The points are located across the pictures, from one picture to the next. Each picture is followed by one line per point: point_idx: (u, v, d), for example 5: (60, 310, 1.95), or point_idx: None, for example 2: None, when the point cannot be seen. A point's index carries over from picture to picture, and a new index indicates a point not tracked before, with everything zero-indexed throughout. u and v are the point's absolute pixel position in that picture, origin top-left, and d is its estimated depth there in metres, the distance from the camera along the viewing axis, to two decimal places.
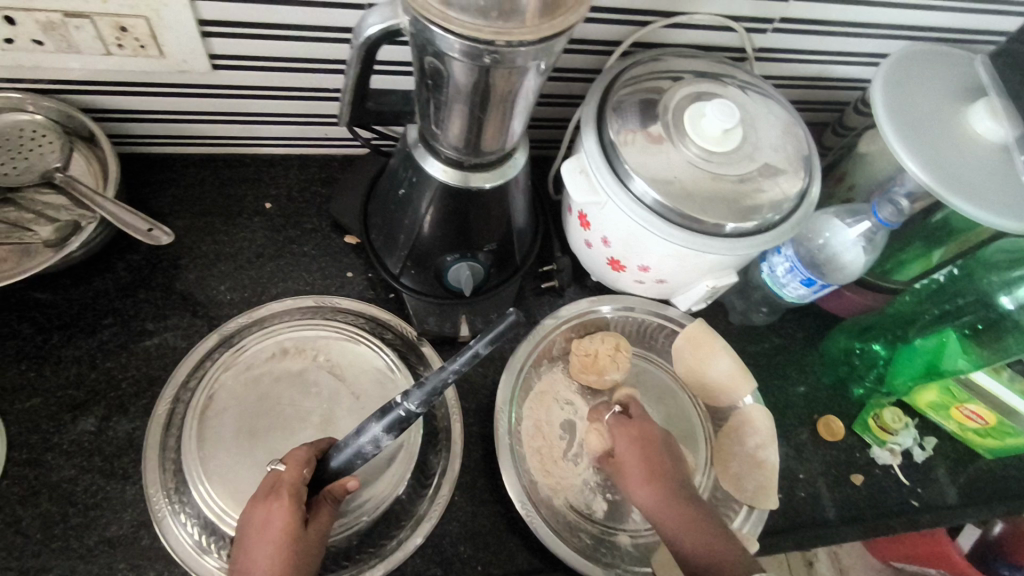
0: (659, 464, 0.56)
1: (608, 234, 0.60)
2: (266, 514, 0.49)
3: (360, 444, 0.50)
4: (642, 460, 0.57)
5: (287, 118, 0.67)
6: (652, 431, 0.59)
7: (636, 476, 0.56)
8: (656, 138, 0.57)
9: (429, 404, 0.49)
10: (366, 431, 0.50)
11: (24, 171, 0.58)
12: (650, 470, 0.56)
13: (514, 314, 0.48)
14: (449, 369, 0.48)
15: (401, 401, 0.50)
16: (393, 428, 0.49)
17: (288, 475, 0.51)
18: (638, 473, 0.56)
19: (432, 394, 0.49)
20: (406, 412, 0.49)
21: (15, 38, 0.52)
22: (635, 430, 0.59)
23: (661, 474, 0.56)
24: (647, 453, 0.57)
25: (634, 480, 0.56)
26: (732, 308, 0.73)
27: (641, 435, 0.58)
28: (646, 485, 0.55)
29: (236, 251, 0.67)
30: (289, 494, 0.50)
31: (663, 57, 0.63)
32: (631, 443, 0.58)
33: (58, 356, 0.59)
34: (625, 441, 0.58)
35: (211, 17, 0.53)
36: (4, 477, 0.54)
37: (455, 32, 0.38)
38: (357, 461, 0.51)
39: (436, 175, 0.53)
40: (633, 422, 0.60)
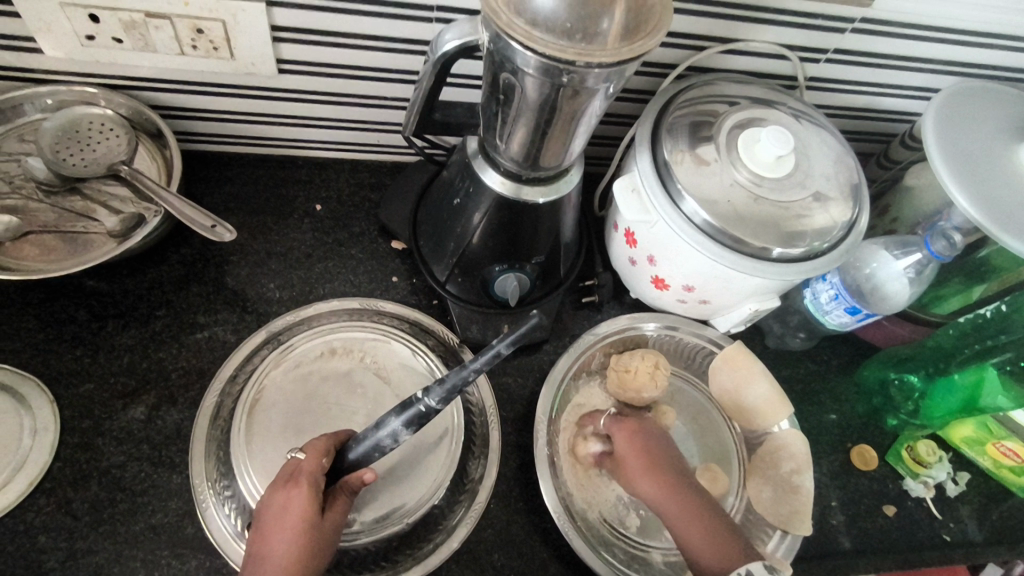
0: (657, 457, 0.59)
1: (655, 253, 0.61)
2: (285, 500, 0.50)
3: (378, 437, 0.51)
4: (642, 455, 0.59)
5: (344, 123, 0.68)
6: (651, 429, 0.61)
7: (636, 473, 0.58)
8: (706, 161, 0.59)
9: (447, 400, 0.50)
10: (384, 425, 0.51)
11: (91, 163, 0.60)
12: (649, 463, 0.58)
13: (537, 316, 0.49)
14: (470, 368, 0.49)
15: (421, 396, 0.50)
16: (411, 423, 0.50)
17: (307, 464, 0.52)
18: (636, 467, 0.58)
19: (451, 391, 0.50)
20: (425, 408, 0.50)
21: (96, 35, 0.54)
22: (634, 427, 0.61)
23: (660, 467, 0.58)
24: (645, 449, 0.59)
25: (634, 473, 0.58)
26: (770, 332, 0.74)
27: (639, 432, 0.61)
28: (643, 477, 0.57)
29: (286, 250, 0.68)
30: (307, 482, 0.51)
31: (717, 82, 0.64)
32: (629, 440, 0.60)
33: (113, 344, 0.61)
34: (624, 437, 0.60)
35: (284, 23, 0.55)
36: (57, 459, 0.55)
37: (536, 49, 0.39)
38: (374, 454, 0.52)
39: (493, 186, 0.54)
40: (631, 420, 0.62)
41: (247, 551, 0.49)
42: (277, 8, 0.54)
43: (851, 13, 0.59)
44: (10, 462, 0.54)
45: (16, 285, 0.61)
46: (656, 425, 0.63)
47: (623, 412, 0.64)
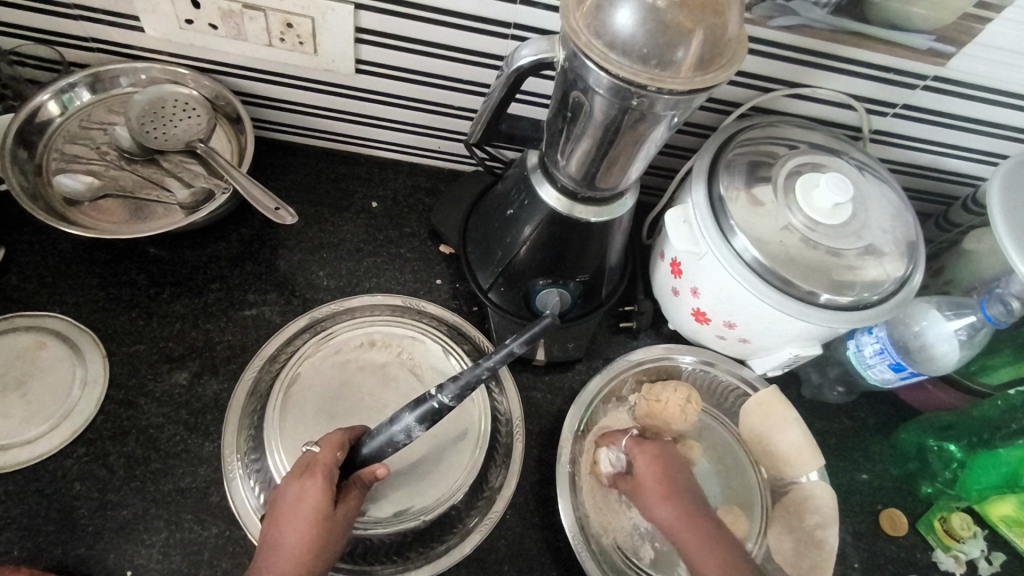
0: (676, 485, 0.58)
1: (700, 286, 0.61)
2: (299, 491, 0.51)
3: (392, 432, 0.52)
4: (660, 481, 0.58)
5: (410, 128, 0.71)
6: (672, 457, 0.60)
7: (655, 496, 0.57)
8: (760, 200, 0.59)
9: (460, 398, 0.52)
10: (398, 421, 0.52)
11: (171, 138, 0.63)
12: (667, 488, 0.58)
13: (548, 320, 0.54)
14: (484, 365, 0.51)
15: (435, 393, 0.52)
16: (425, 419, 0.51)
17: (322, 456, 0.52)
18: (656, 491, 0.58)
19: (464, 388, 0.51)
20: (439, 405, 0.52)
21: (195, 20, 0.58)
22: (656, 452, 0.60)
23: (678, 495, 0.57)
24: (665, 475, 0.58)
25: (652, 498, 0.57)
26: (807, 381, 0.72)
27: (661, 455, 0.60)
28: (663, 503, 0.57)
29: (338, 242, 0.71)
30: (322, 473, 0.51)
31: (780, 125, 0.64)
32: (652, 462, 0.59)
33: (166, 311, 0.63)
34: (645, 461, 0.59)
35: (368, 26, 0.58)
36: (101, 412, 0.58)
37: (610, 70, 0.40)
38: (387, 449, 0.53)
39: (549, 202, 0.56)
40: (652, 444, 0.61)
41: (261, 534, 0.51)
42: (363, 11, 0.57)
43: (924, 70, 0.59)
44: (59, 409, 0.56)
45: (86, 245, 0.65)
46: (674, 451, 0.62)
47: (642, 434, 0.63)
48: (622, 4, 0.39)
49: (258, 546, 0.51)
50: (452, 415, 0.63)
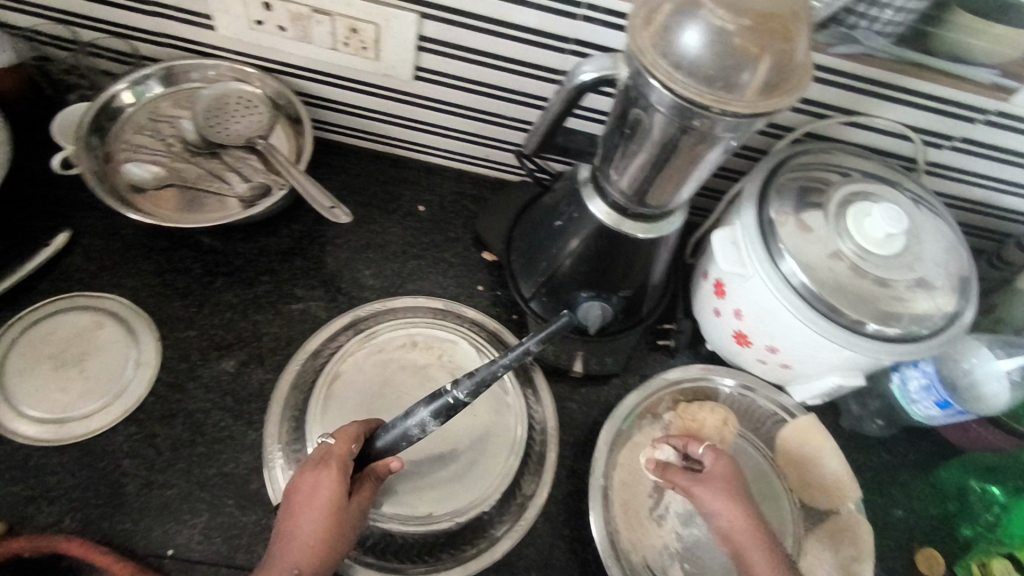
0: (744, 488, 0.56)
1: (743, 307, 0.61)
2: (314, 481, 0.51)
3: (406, 426, 0.53)
4: (730, 479, 0.56)
5: (462, 135, 0.72)
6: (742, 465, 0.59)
7: (723, 492, 0.55)
8: (809, 225, 0.59)
9: (474, 395, 0.53)
10: (412, 415, 0.53)
11: (233, 134, 0.66)
12: (742, 495, 0.55)
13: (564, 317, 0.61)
14: (501, 362, 0.54)
15: (451, 389, 0.53)
16: (439, 413, 0.52)
17: (337, 448, 0.53)
18: (724, 487, 0.56)
19: (479, 384, 0.53)
20: (454, 400, 0.52)
21: (265, 22, 0.60)
22: (730, 454, 0.59)
23: (745, 498, 0.55)
24: (735, 475, 0.57)
25: (716, 492, 0.55)
26: (846, 411, 0.71)
27: (734, 459, 0.59)
28: (731, 498, 0.55)
29: (385, 243, 0.72)
30: (337, 465, 0.52)
31: (834, 152, 0.64)
32: (724, 461, 0.58)
33: (217, 300, 0.65)
34: (718, 459, 0.58)
35: (430, 34, 0.60)
36: (151, 394, 0.60)
37: (677, 90, 0.40)
38: (401, 443, 0.53)
39: (598, 215, 0.56)
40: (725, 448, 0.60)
41: (276, 523, 0.52)
42: (427, 20, 0.58)
43: (987, 104, 0.58)
44: (113, 388, 0.59)
45: (146, 232, 0.67)
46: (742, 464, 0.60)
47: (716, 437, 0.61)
48: (690, 26, 0.40)
49: (273, 534, 0.52)
50: (488, 421, 0.64)
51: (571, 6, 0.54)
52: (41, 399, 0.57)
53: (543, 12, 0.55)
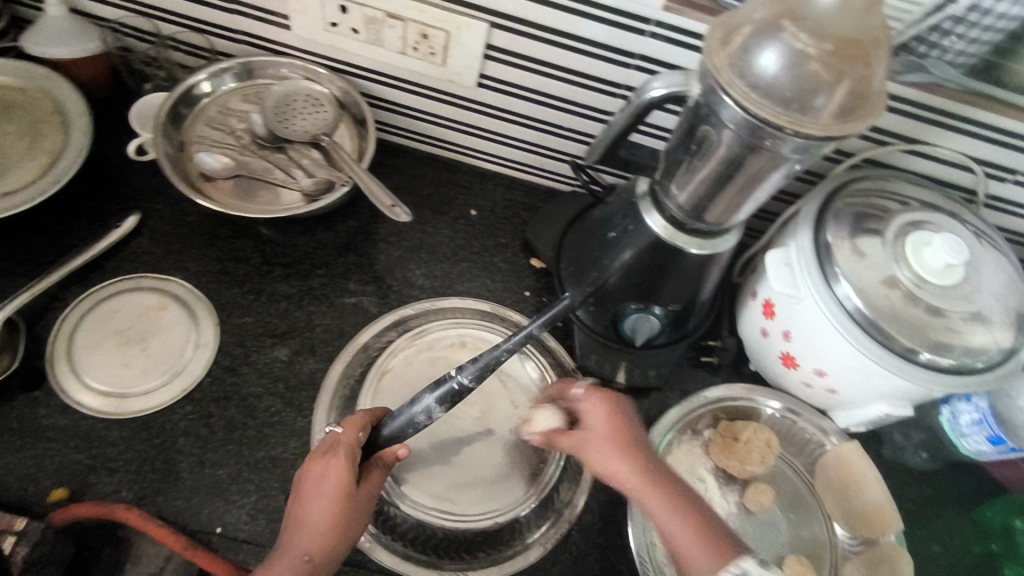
0: (630, 436, 0.54)
1: (792, 329, 0.61)
2: (322, 470, 0.52)
3: (412, 413, 0.54)
4: (614, 431, 0.54)
5: (518, 143, 0.73)
6: (625, 405, 0.57)
7: (605, 448, 0.53)
8: (864, 251, 0.58)
9: (479, 379, 0.55)
10: (419, 403, 0.55)
11: (297, 130, 0.67)
12: (631, 441, 0.54)
13: (565, 298, 0.60)
14: (502, 347, 0.55)
15: (454, 374, 0.55)
16: (445, 399, 0.54)
17: (344, 437, 0.54)
18: (608, 442, 0.53)
19: (483, 369, 0.54)
20: (458, 385, 0.54)
21: (340, 24, 0.63)
22: (608, 400, 0.56)
23: (634, 447, 0.53)
24: (617, 425, 0.54)
25: (601, 449, 0.53)
26: (889, 441, 0.70)
27: (616, 404, 0.56)
28: (618, 454, 0.53)
29: (436, 244, 0.74)
30: (345, 453, 0.52)
31: (893, 180, 0.64)
32: (607, 412, 0.55)
33: (273, 289, 0.67)
34: (598, 411, 0.55)
35: (498, 43, 0.61)
36: (208, 375, 0.62)
37: (752, 109, 0.41)
38: (407, 431, 0.54)
39: (654, 228, 0.57)
40: (603, 393, 0.57)
41: (288, 510, 0.53)
42: (497, 29, 0.60)
43: None
44: (173, 367, 0.61)
45: (210, 219, 0.70)
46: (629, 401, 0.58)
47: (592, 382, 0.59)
48: (767, 49, 0.41)
49: (285, 521, 0.53)
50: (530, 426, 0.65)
51: (640, 22, 0.55)
52: (105, 372, 0.60)
53: (611, 28, 0.56)
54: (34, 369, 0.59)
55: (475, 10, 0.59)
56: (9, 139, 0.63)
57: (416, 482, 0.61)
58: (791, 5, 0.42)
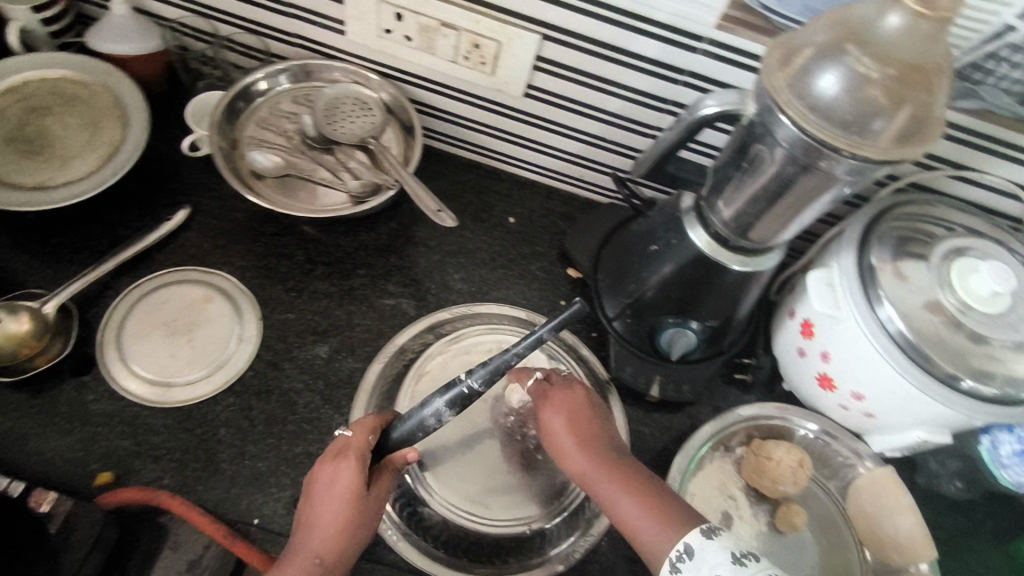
0: (584, 431, 0.57)
1: (831, 350, 0.61)
2: (333, 473, 0.53)
3: (422, 416, 0.54)
4: (566, 428, 0.57)
5: (560, 154, 0.74)
6: (578, 397, 0.59)
7: (562, 448, 0.56)
8: (905, 274, 0.58)
9: (489, 383, 0.54)
10: (429, 405, 0.54)
11: (346, 132, 0.69)
12: (580, 436, 0.56)
13: (578, 304, 0.56)
14: (512, 351, 0.54)
15: (464, 377, 0.54)
16: (455, 402, 0.53)
17: (355, 440, 0.54)
18: (563, 441, 0.56)
19: (493, 373, 0.54)
20: (468, 389, 0.53)
21: (394, 31, 0.64)
22: (557, 396, 0.59)
23: (587, 441, 0.56)
24: (569, 421, 0.57)
25: (558, 449, 0.57)
26: (923, 468, 0.69)
27: (566, 399, 0.58)
28: (571, 451, 0.56)
29: (474, 250, 0.75)
30: (355, 457, 0.53)
31: (938, 205, 0.63)
32: (557, 411, 0.58)
33: (315, 288, 0.69)
34: (548, 409, 0.58)
35: (548, 55, 0.62)
36: (250, 369, 0.63)
37: (810, 130, 0.41)
38: (416, 434, 0.54)
39: (697, 243, 0.57)
40: (555, 390, 0.59)
41: (300, 512, 0.53)
42: (549, 42, 0.61)
43: None
44: (216, 359, 0.62)
45: (257, 216, 0.71)
46: (586, 391, 0.60)
47: (549, 376, 0.61)
48: (828, 71, 0.42)
49: (296, 523, 0.54)
50: None
51: (692, 40, 0.56)
52: (152, 361, 0.61)
53: (663, 44, 0.57)
54: (84, 355, 0.61)
55: (528, 22, 0.59)
56: (71, 132, 0.65)
57: (448, 482, 0.62)
58: (854, 29, 0.42)
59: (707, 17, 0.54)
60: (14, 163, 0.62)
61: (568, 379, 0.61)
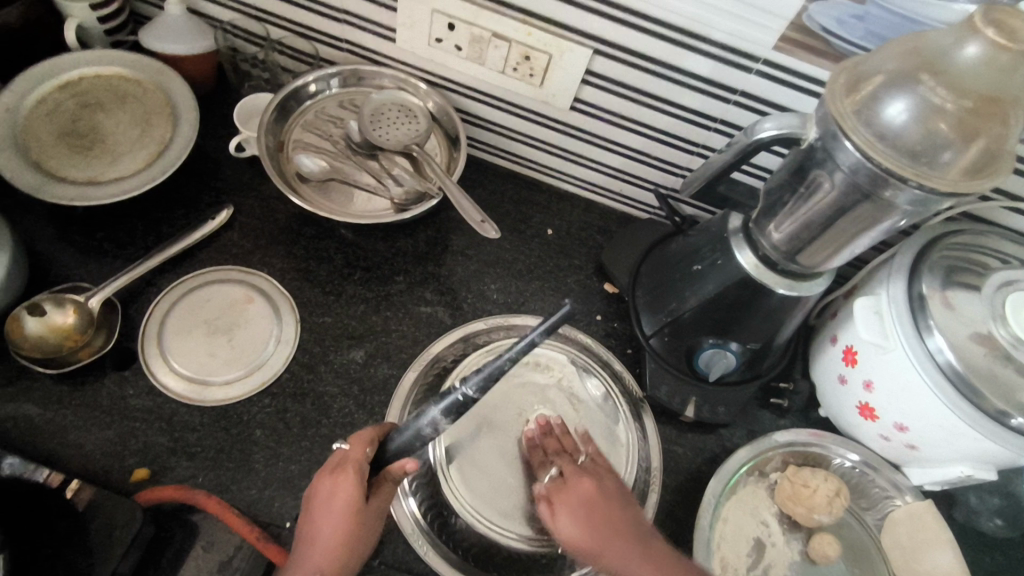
0: (611, 525, 0.53)
1: (874, 380, 0.60)
2: (332, 484, 0.52)
3: (418, 425, 0.54)
4: (591, 525, 0.53)
5: (601, 168, 0.74)
6: (594, 492, 0.56)
7: (590, 545, 0.52)
8: (955, 304, 0.57)
9: (484, 391, 0.53)
10: (425, 415, 0.54)
11: (392, 138, 0.69)
12: (611, 535, 0.52)
13: (569, 306, 0.52)
14: (505, 356, 0.53)
15: (459, 386, 0.54)
16: (450, 410, 0.53)
17: (353, 452, 0.54)
18: (590, 539, 0.52)
19: (487, 379, 0.53)
20: (463, 397, 0.53)
21: (445, 40, 0.64)
22: (573, 494, 0.56)
23: (617, 536, 0.52)
24: (593, 518, 0.53)
25: (586, 552, 0.52)
26: (962, 503, 0.68)
27: (582, 495, 0.55)
28: (603, 549, 0.51)
29: (511, 260, 0.74)
30: (353, 469, 0.52)
31: (989, 236, 0.62)
32: (575, 512, 0.54)
33: (352, 293, 0.69)
34: (565, 512, 0.54)
35: (598, 70, 0.62)
36: (286, 371, 0.63)
37: (875, 158, 0.42)
38: (414, 444, 0.54)
39: (742, 264, 0.56)
40: (569, 488, 0.56)
41: (299, 528, 0.52)
42: (599, 56, 0.60)
43: None
44: (254, 360, 0.63)
45: (297, 218, 0.72)
46: (601, 482, 0.57)
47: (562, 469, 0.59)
48: (895, 99, 0.42)
49: (295, 540, 0.52)
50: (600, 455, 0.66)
51: (748, 60, 0.55)
52: (191, 359, 0.62)
53: (717, 63, 0.57)
54: (125, 350, 0.61)
55: (580, 36, 0.59)
56: (122, 128, 0.66)
57: (475, 489, 0.62)
58: (929, 58, 0.42)
59: (765, 38, 0.53)
60: (65, 157, 0.63)
61: (582, 471, 0.58)
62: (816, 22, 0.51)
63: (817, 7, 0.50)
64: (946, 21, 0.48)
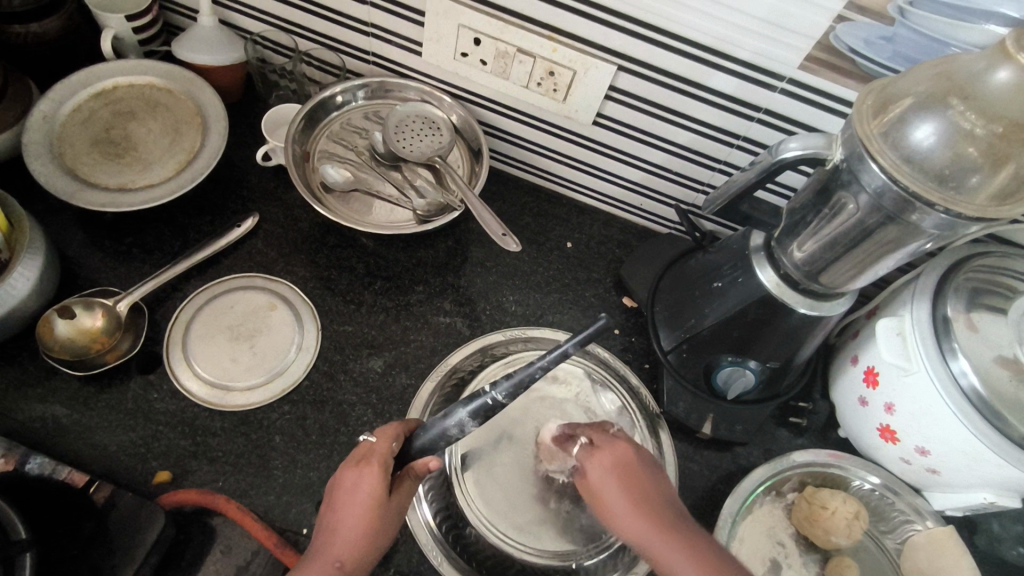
0: (643, 493, 0.52)
1: (896, 402, 0.59)
2: (356, 478, 0.52)
3: (445, 425, 0.54)
4: (624, 490, 0.52)
5: (622, 181, 0.74)
6: (627, 458, 0.54)
7: (620, 510, 0.51)
8: (980, 326, 0.56)
9: (513, 396, 0.54)
10: (452, 415, 0.54)
11: (415, 149, 0.70)
12: (636, 502, 0.51)
13: (604, 319, 0.54)
14: (538, 364, 0.54)
15: (489, 390, 0.54)
16: (478, 413, 0.53)
17: (379, 446, 0.54)
18: (621, 505, 0.51)
19: (517, 386, 0.54)
20: (492, 401, 0.54)
21: (470, 54, 0.65)
22: (609, 458, 0.54)
23: (649, 505, 0.51)
24: (627, 486, 0.52)
25: (615, 516, 0.51)
26: (984, 529, 0.67)
27: (617, 462, 0.54)
28: (633, 516, 0.50)
29: (530, 272, 0.75)
30: (378, 463, 0.52)
31: (1019, 258, 0.61)
32: (610, 474, 0.53)
33: (372, 302, 0.69)
34: (600, 473, 0.54)
35: (621, 86, 0.62)
36: (306, 378, 0.64)
37: (903, 182, 0.42)
38: (438, 443, 0.54)
39: (765, 283, 0.56)
40: (604, 451, 0.55)
41: (320, 519, 0.52)
42: (624, 73, 0.61)
43: None
44: (276, 366, 0.64)
45: (320, 227, 0.73)
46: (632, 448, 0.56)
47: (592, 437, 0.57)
48: (922, 122, 0.43)
49: (316, 529, 0.52)
50: None
51: (772, 78, 0.55)
52: (214, 364, 0.63)
53: (742, 81, 0.57)
54: (150, 354, 0.63)
55: (605, 53, 0.60)
56: (153, 137, 0.68)
57: (490, 500, 0.62)
58: (960, 82, 0.42)
59: (790, 57, 0.53)
60: (98, 164, 0.65)
61: (614, 438, 0.57)
62: (842, 42, 0.51)
63: (844, 27, 0.50)
64: (980, 43, 0.48)
